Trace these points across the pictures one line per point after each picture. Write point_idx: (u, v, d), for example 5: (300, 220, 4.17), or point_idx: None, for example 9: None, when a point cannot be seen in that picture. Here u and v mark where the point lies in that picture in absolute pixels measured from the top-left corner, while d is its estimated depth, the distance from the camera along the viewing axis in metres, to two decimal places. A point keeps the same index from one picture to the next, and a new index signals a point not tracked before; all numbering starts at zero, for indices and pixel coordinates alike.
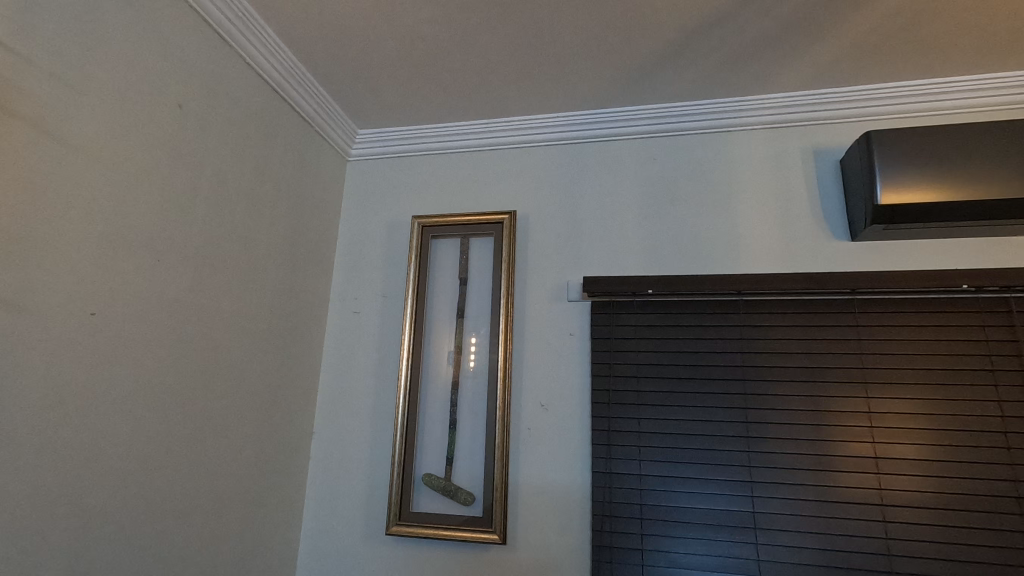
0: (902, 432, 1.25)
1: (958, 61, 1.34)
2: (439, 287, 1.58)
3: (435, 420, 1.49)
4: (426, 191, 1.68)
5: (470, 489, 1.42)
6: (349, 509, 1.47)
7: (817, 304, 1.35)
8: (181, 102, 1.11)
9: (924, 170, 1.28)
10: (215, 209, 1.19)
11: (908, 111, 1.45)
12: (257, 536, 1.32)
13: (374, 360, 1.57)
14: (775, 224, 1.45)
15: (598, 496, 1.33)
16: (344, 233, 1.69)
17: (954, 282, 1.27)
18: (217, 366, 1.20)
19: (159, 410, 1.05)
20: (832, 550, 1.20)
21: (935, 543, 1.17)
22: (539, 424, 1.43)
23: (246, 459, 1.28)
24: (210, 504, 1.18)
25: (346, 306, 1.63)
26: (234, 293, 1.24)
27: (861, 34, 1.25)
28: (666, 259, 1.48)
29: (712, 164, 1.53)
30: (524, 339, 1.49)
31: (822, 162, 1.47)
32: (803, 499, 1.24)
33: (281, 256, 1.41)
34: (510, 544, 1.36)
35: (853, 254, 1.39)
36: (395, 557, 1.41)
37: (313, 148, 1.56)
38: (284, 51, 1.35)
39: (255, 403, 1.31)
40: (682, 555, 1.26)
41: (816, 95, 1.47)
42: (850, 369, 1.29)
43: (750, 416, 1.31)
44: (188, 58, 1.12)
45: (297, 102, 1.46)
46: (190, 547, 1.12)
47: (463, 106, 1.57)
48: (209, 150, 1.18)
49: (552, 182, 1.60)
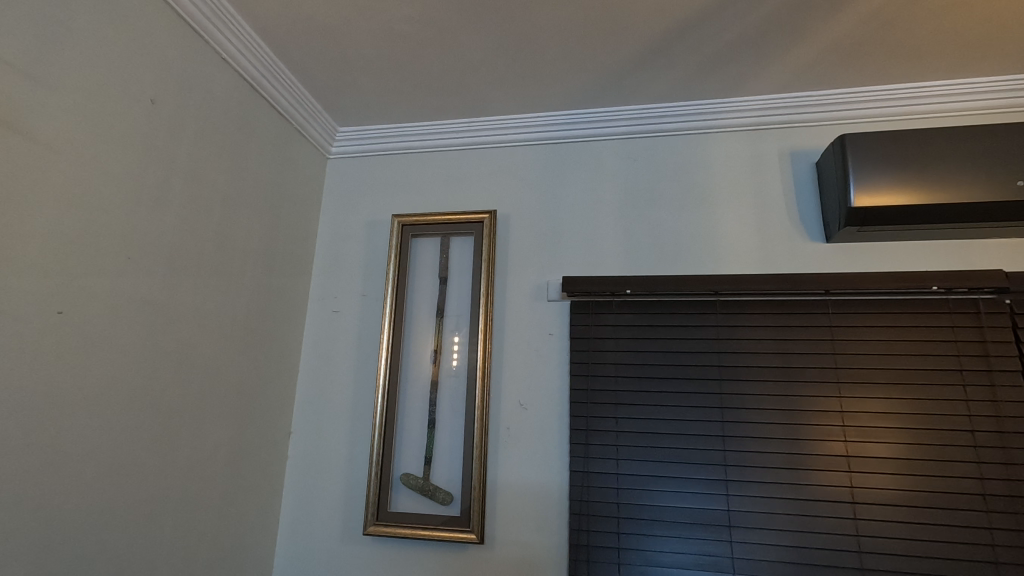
0: (876, 431, 1.24)
1: (932, 65, 1.34)
2: (419, 286, 1.57)
3: (413, 420, 1.48)
4: (407, 191, 1.67)
5: (448, 489, 1.42)
6: (328, 508, 1.47)
7: (793, 305, 1.34)
8: (154, 99, 1.10)
9: (897, 173, 1.28)
10: (190, 207, 1.19)
11: (885, 115, 1.45)
12: (233, 534, 1.32)
13: (352, 360, 1.57)
14: (753, 224, 1.45)
15: (575, 495, 1.33)
16: (325, 232, 1.69)
17: (921, 284, 1.27)
18: (191, 365, 1.19)
19: (130, 410, 1.05)
20: (807, 549, 1.20)
21: (907, 540, 1.17)
22: (517, 423, 1.42)
23: (221, 458, 1.28)
24: (183, 504, 1.17)
25: (326, 305, 1.62)
26: (210, 292, 1.24)
27: (842, 33, 1.24)
28: (644, 258, 1.47)
29: (693, 164, 1.52)
30: (502, 339, 1.49)
31: (799, 164, 1.47)
32: (778, 497, 1.24)
33: (259, 255, 1.41)
34: (487, 544, 1.36)
35: (829, 255, 1.39)
36: (372, 557, 1.41)
37: (292, 146, 1.56)
38: (261, 48, 1.35)
39: (231, 402, 1.31)
40: (657, 554, 1.26)
41: (796, 97, 1.46)
42: (824, 369, 1.29)
43: (725, 416, 1.30)
44: (161, 54, 1.12)
45: (274, 99, 1.45)
46: (163, 547, 1.12)
47: (444, 105, 1.57)
48: (183, 147, 1.17)
49: (531, 181, 1.60)
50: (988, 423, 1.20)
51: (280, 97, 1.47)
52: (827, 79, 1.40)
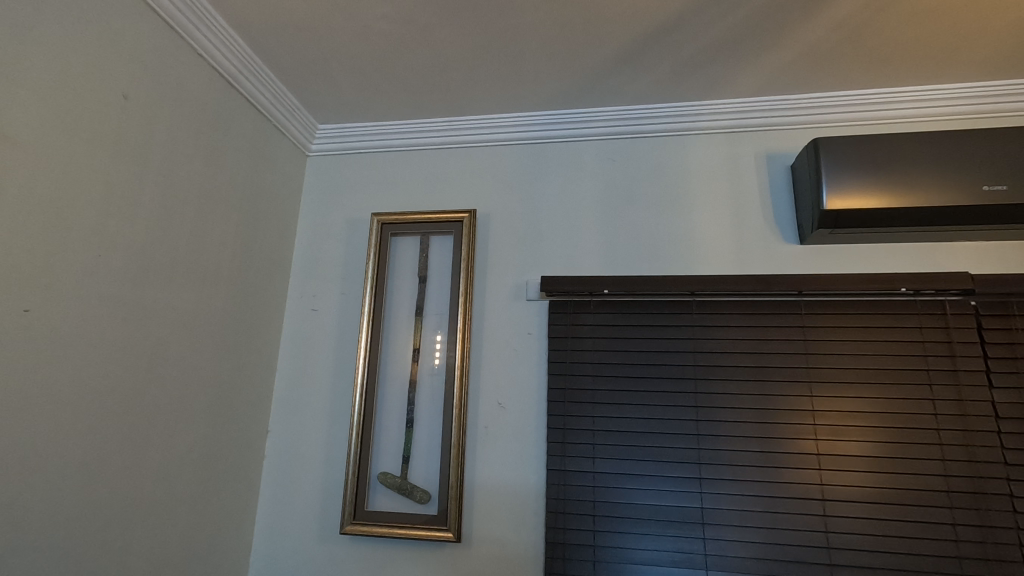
0: (846, 430, 1.27)
1: (902, 71, 1.37)
2: (398, 286, 1.57)
3: (392, 419, 1.48)
4: (386, 189, 1.67)
5: (426, 488, 1.42)
6: (305, 508, 1.46)
7: (767, 306, 1.36)
8: (126, 94, 1.08)
9: (870, 176, 1.30)
10: (163, 204, 1.17)
11: (857, 120, 1.47)
12: (207, 533, 1.30)
13: (331, 359, 1.56)
14: (729, 226, 1.47)
15: (552, 494, 1.33)
16: (303, 230, 1.68)
17: (891, 286, 1.30)
18: (164, 364, 1.18)
19: (101, 409, 1.03)
20: (778, 546, 1.22)
21: (873, 535, 1.20)
22: (495, 422, 1.43)
23: (195, 457, 1.26)
24: (156, 504, 1.16)
25: (304, 303, 1.61)
26: (184, 290, 1.23)
27: (818, 37, 1.26)
28: (622, 258, 1.49)
29: (671, 166, 1.53)
30: (481, 338, 1.49)
31: (774, 167, 1.49)
32: (750, 494, 1.26)
33: (236, 252, 1.40)
34: (465, 543, 1.36)
35: (802, 256, 1.41)
36: (349, 557, 1.41)
37: (270, 143, 1.55)
38: (238, 42, 1.33)
39: (205, 401, 1.30)
40: (633, 551, 1.27)
41: (771, 101, 1.48)
42: (796, 368, 1.31)
43: (700, 414, 1.32)
44: (134, 48, 1.10)
45: (252, 95, 1.44)
46: (134, 548, 1.10)
47: (424, 104, 1.57)
48: (157, 143, 1.16)
49: (511, 181, 1.60)
50: (953, 422, 1.23)
51: (258, 94, 1.46)
52: (801, 83, 1.42)
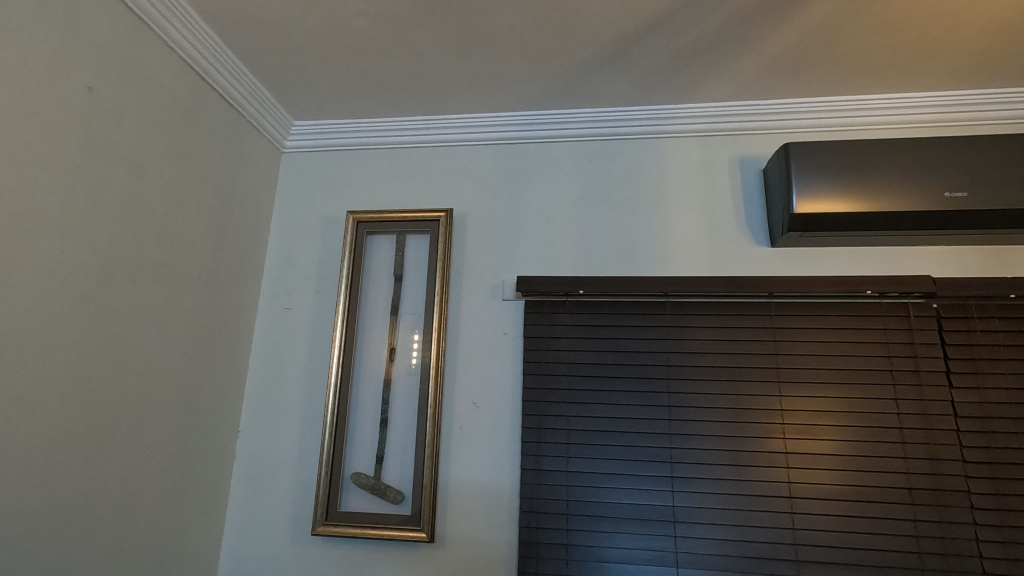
0: (814, 429, 1.29)
1: (871, 80, 1.40)
2: (374, 285, 1.56)
3: (366, 419, 1.47)
4: (362, 187, 1.65)
5: (400, 488, 1.41)
6: (275, 509, 1.44)
7: (738, 307, 1.39)
8: (92, 85, 1.05)
9: (839, 181, 1.33)
10: (130, 199, 1.14)
11: (827, 126, 1.50)
12: (175, 535, 1.28)
13: (304, 359, 1.54)
14: (702, 228, 1.49)
15: (526, 493, 1.34)
16: (278, 228, 1.65)
17: (858, 288, 1.33)
18: (131, 363, 1.15)
19: (63, 409, 1.00)
20: (747, 542, 1.24)
21: (838, 532, 1.23)
22: (470, 422, 1.43)
23: (162, 458, 1.24)
24: (121, 505, 1.13)
25: (278, 302, 1.59)
26: (152, 288, 1.20)
27: (789, 45, 1.28)
28: (598, 259, 1.50)
29: (646, 169, 1.55)
30: (457, 337, 1.49)
31: (747, 171, 1.52)
32: (720, 493, 1.28)
33: (207, 249, 1.37)
34: (439, 543, 1.36)
35: (773, 259, 1.44)
36: (322, 557, 1.39)
37: (243, 138, 1.52)
38: (210, 35, 1.30)
39: (173, 401, 1.27)
40: (606, 549, 1.28)
41: (744, 106, 1.51)
42: (766, 369, 1.34)
43: (672, 414, 1.33)
44: (100, 38, 1.07)
45: (225, 89, 1.41)
46: (98, 552, 1.08)
47: (401, 102, 1.56)
48: (124, 137, 1.13)
49: (488, 180, 1.60)
50: (915, 421, 1.27)
51: (231, 89, 1.43)
52: (772, 88, 1.45)
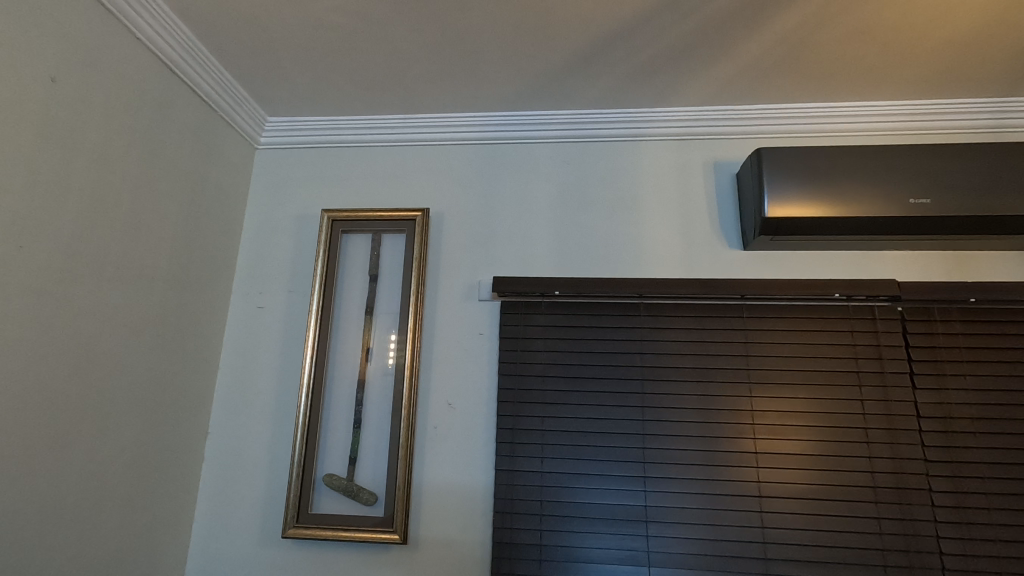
0: (783, 429, 1.32)
1: (841, 87, 1.44)
2: (348, 284, 1.54)
3: (339, 419, 1.45)
4: (338, 185, 1.64)
5: (373, 489, 1.40)
6: (245, 512, 1.42)
7: (711, 309, 1.40)
8: (55, 75, 1.02)
9: (808, 186, 1.36)
10: (95, 194, 1.11)
11: (800, 131, 1.53)
12: (140, 538, 1.25)
13: (277, 358, 1.52)
14: (677, 231, 1.50)
15: (499, 494, 1.33)
16: (251, 225, 1.63)
17: (826, 291, 1.36)
18: (95, 362, 1.12)
19: (21, 408, 0.97)
20: (717, 541, 1.26)
21: (806, 531, 1.25)
22: (444, 422, 1.42)
23: (128, 459, 1.21)
24: (84, 509, 1.10)
25: (250, 300, 1.57)
26: (118, 285, 1.17)
27: (761, 51, 1.31)
28: (574, 259, 1.50)
29: (623, 172, 1.56)
30: (433, 337, 1.48)
31: (721, 175, 1.54)
32: (692, 492, 1.29)
33: (176, 247, 1.34)
34: (412, 544, 1.35)
35: (745, 262, 1.46)
36: (293, 559, 1.37)
37: (216, 134, 1.49)
38: (181, 28, 1.28)
39: (140, 401, 1.24)
40: (580, 549, 1.29)
41: (718, 111, 1.53)
42: (738, 370, 1.36)
43: (646, 414, 1.35)
44: (64, 27, 1.04)
45: (196, 83, 1.39)
46: (58, 557, 1.04)
47: (378, 100, 1.54)
48: (89, 129, 1.10)
49: (465, 180, 1.60)
50: (880, 421, 1.30)
51: (202, 83, 1.41)
52: (746, 94, 1.47)
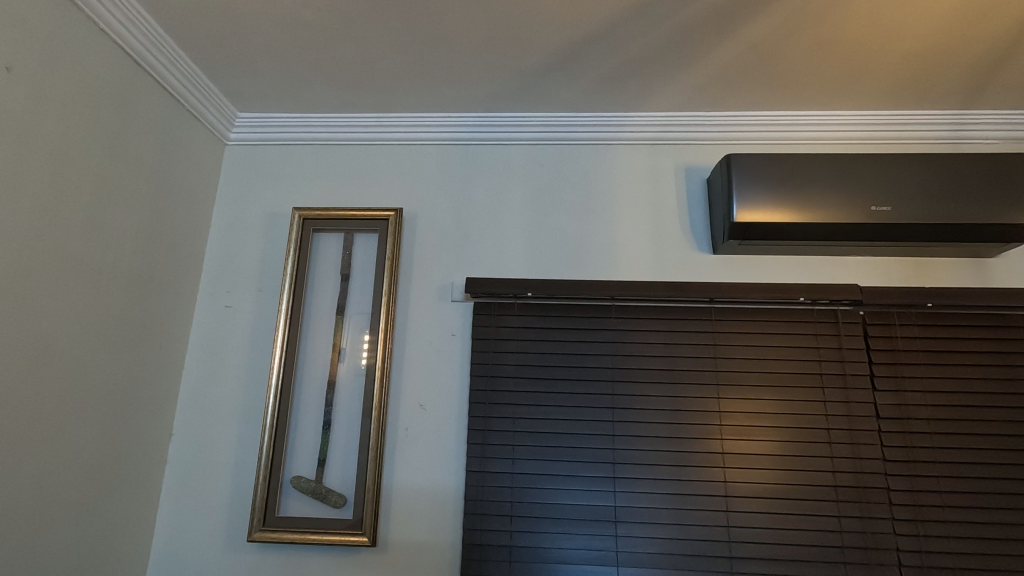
0: (749, 429, 1.34)
1: (807, 96, 1.47)
2: (319, 284, 1.52)
3: (309, 420, 1.43)
4: (310, 183, 1.61)
5: (342, 491, 1.38)
6: (209, 516, 1.39)
7: (680, 312, 1.43)
8: (10, 65, 0.99)
9: (775, 192, 1.39)
10: (53, 188, 1.08)
11: (768, 138, 1.56)
12: (98, 543, 1.21)
13: (244, 358, 1.49)
14: (648, 234, 1.52)
15: (469, 495, 1.33)
16: (219, 222, 1.60)
17: (791, 295, 1.39)
18: (52, 360, 1.08)
19: None
20: (685, 541, 1.28)
21: (770, 530, 1.28)
22: (415, 423, 1.41)
23: (87, 461, 1.17)
24: (38, 512, 1.06)
25: (217, 299, 1.54)
26: (77, 280, 1.14)
27: (729, 60, 1.33)
28: (547, 261, 1.51)
29: (596, 174, 1.58)
30: (405, 337, 1.47)
31: (692, 180, 1.56)
32: (660, 492, 1.31)
33: (138, 243, 1.31)
34: (381, 547, 1.34)
35: (714, 266, 1.49)
36: (259, 562, 1.35)
37: (182, 128, 1.46)
38: (147, 20, 1.25)
39: (100, 401, 1.20)
40: (550, 550, 1.29)
41: (690, 117, 1.56)
42: (706, 372, 1.38)
43: (615, 415, 1.36)
44: (21, 15, 1.01)
45: (163, 76, 1.36)
46: (10, 562, 1.01)
47: (351, 98, 1.53)
48: (46, 119, 1.06)
49: (439, 181, 1.59)
50: (841, 421, 1.33)
51: (170, 77, 1.38)
52: (716, 100, 1.50)
